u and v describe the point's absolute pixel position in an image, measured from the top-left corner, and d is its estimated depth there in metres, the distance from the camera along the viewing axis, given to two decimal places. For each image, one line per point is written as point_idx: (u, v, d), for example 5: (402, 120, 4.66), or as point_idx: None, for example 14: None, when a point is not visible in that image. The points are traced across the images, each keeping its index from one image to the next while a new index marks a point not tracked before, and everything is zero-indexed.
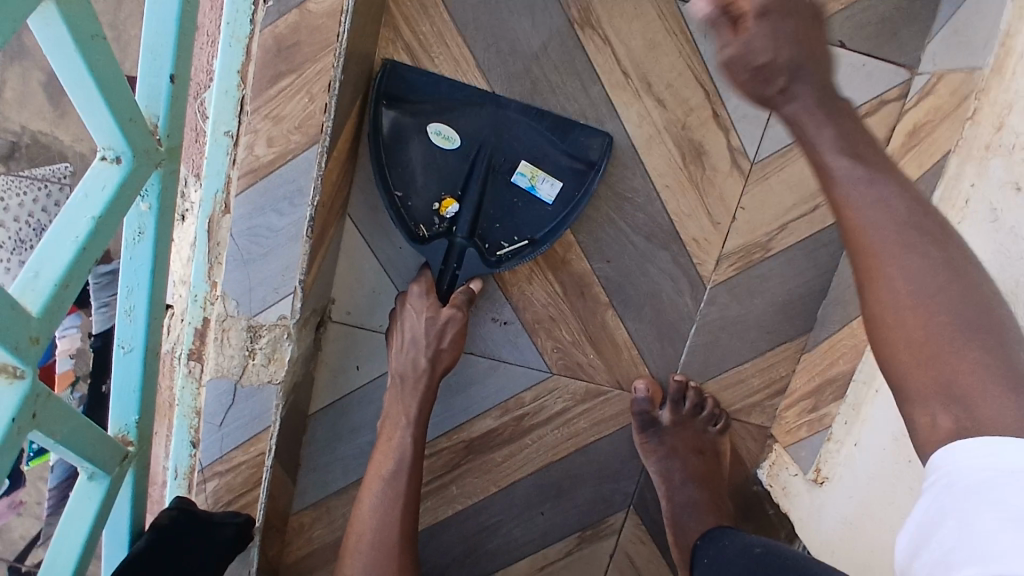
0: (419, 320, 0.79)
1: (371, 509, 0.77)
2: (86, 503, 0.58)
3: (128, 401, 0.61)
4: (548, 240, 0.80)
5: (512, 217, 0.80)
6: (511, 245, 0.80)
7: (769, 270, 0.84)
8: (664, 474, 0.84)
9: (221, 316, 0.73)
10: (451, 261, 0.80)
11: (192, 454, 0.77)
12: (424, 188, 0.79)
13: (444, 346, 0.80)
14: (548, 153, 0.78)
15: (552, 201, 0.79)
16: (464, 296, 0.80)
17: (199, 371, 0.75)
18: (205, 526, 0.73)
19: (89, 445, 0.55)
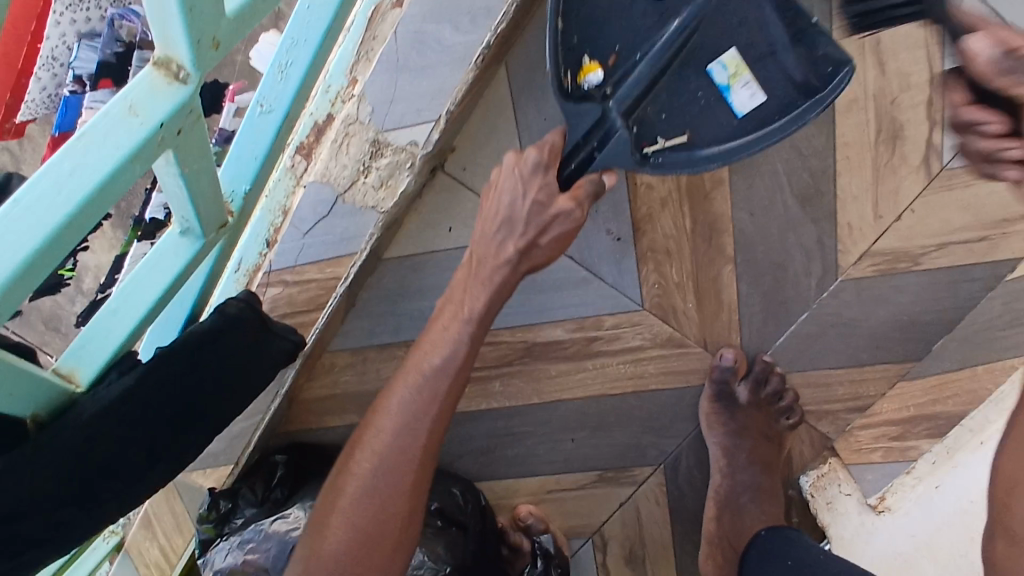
0: (521, 199, 0.63)
1: (401, 398, 0.62)
2: (171, 259, 0.50)
3: (246, 165, 0.54)
4: (719, 160, 0.65)
5: (683, 112, 0.65)
6: (667, 144, 0.65)
7: (906, 285, 0.77)
8: (727, 449, 0.81)
9: (349, 118, 0.66)
10: (592, 141, 0.64)
11: (262, 254, 0.70)
12: (597, 37, 0.64)
13: (542, 243, 0.64)
14: (768, 55, 0.63)
15: (743, 115, 0.65)
16: (592, 185, 0.63)
17: (301, 170, 0.68)
18: (260, 339, 0.61)
19: (203, 193, 0.47)
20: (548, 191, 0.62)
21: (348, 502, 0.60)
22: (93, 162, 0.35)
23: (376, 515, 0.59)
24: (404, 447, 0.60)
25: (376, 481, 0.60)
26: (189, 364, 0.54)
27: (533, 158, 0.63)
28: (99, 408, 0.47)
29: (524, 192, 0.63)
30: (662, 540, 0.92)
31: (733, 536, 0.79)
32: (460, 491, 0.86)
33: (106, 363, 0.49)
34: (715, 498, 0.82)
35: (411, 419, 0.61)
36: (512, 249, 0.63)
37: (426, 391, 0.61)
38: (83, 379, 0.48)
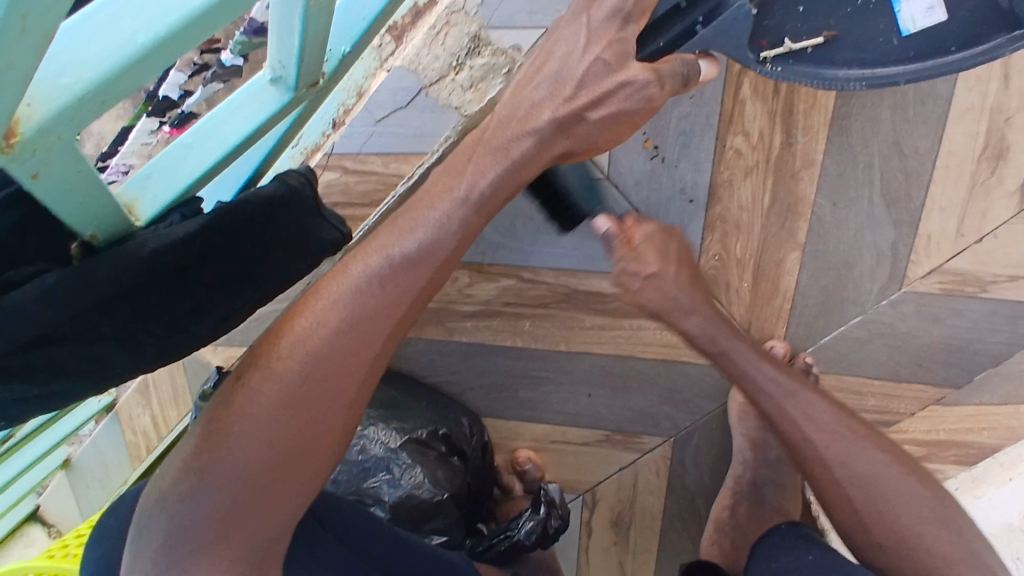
0: (579, 54, 0.50)
1: (352, 283, 0.47)
2: (255, 106, 0.48)
3: (353, 27, 0.51)
4: (863, 82, 0.56)
5: (829, 9, 0.55)
6: (795, 48, 0.55)
7: (967, 310, 0.74)
8: (755, 442, 0.80)
9: (454, 6, 0.62)
10: (699, 11, 0.52)
11: (324, 135, 0.67)
12: None
13: (592, 118, 0.51)
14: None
15: (909, 33, 0.55)
16: (681, 66, 0.51)
17: (388, 52, 0.64)
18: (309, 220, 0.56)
19: (313, 44, 0.44)
20: (618, 51, 0.50)
21: (271, 407, 0.45)
22: None
23: (309, 424, 0.46)
24: (353, 352, 0.47)
25: (311, 386, 0.46)
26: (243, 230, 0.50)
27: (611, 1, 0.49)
28: (160, 244, 0.43)
29: (584, 48, 0.50)
30: (651, 512, 0.90)
31: (746, 527, 0.79)
32: (467, 422, 0.84)
33: (169, 203, 0.45)
34: (733, 489, 0.82)
35: (368, 316, 0.47)
36: (548, 117, 0.50)
37: (392, 285, 0.48)
38: (141, 213, 0.44)
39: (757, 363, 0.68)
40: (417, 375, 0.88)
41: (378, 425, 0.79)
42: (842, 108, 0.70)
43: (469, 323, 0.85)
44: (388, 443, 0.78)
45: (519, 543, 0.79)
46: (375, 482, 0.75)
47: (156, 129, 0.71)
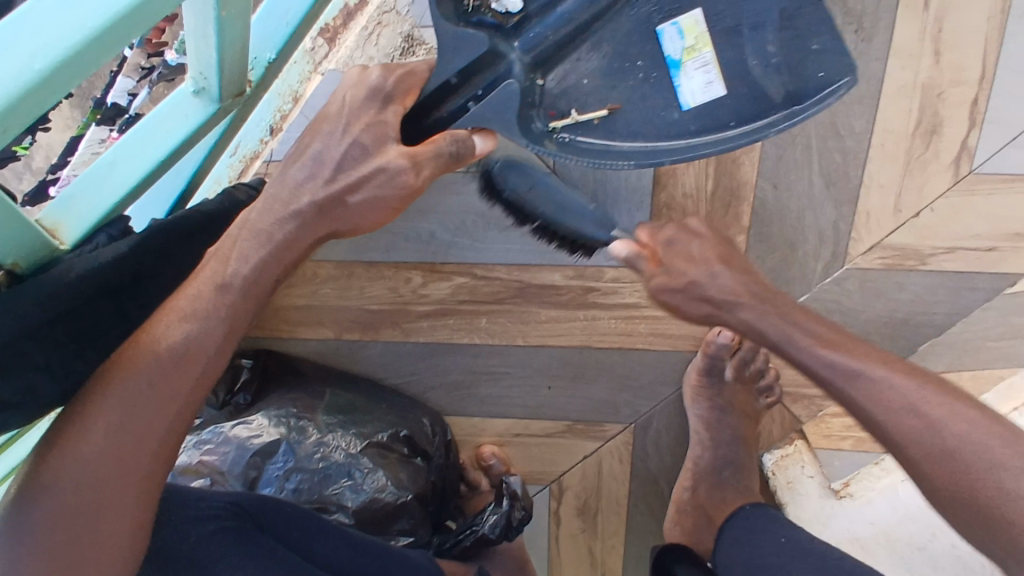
0: (337, 139, 0.52)
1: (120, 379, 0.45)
2: (178, 119, 0.46)
3: (275, 31, 0.52)
4: (633, 157, 0.61)
5: (612, 82, 0.60)
6: (577, 121, 0.60)
7: (908, 283, 0.77)
8: (708, 422, 0.81)
9: (385, 6, 0.61)
10: (476, 85, 0.57)
11: (262, 141, 0.65)
12: None
13: (352, 202, 0.53)
14: (737, 37, 0.59)
15: (688, 105, 0.61)
16: (447, 142, 0.53)
17: (321, 56, 0.63)
18: None
19: (233, 53, 0.43)
20: (376, 134, 0.53)
21: (35, 526, 0.43)
22: None
23: (87, 529, 0.43)
24: (126, 454, 0.45)
25: (83, 494, 0.44)
26: (164, 248, 0.49)
27: (373, 81, 0.54)
28: (86, 268, 0.43)
29: (344, 131, 0.53)
30: (617, 498, 0.91)
31: (708, 507, 0.81)
32: (429, 423, 0.84)
33: (95, 224, 0.45)
34: (694, 470, 0.83)
35: (140, 415, 0.45)
36: (308, 201, 0.52)
37: (159, 383, 0.46)
38: (66, 237, 0.44)
39: (809, 345, 0.57)
40: (376, 378, 0.88)
41: (339, 431, 0.78)
42: None
43: (426, 323, 0.85)
44: (348, 449, 0.77)
45: (484, 537, 0.80)
46: (337, 488, 0.74)
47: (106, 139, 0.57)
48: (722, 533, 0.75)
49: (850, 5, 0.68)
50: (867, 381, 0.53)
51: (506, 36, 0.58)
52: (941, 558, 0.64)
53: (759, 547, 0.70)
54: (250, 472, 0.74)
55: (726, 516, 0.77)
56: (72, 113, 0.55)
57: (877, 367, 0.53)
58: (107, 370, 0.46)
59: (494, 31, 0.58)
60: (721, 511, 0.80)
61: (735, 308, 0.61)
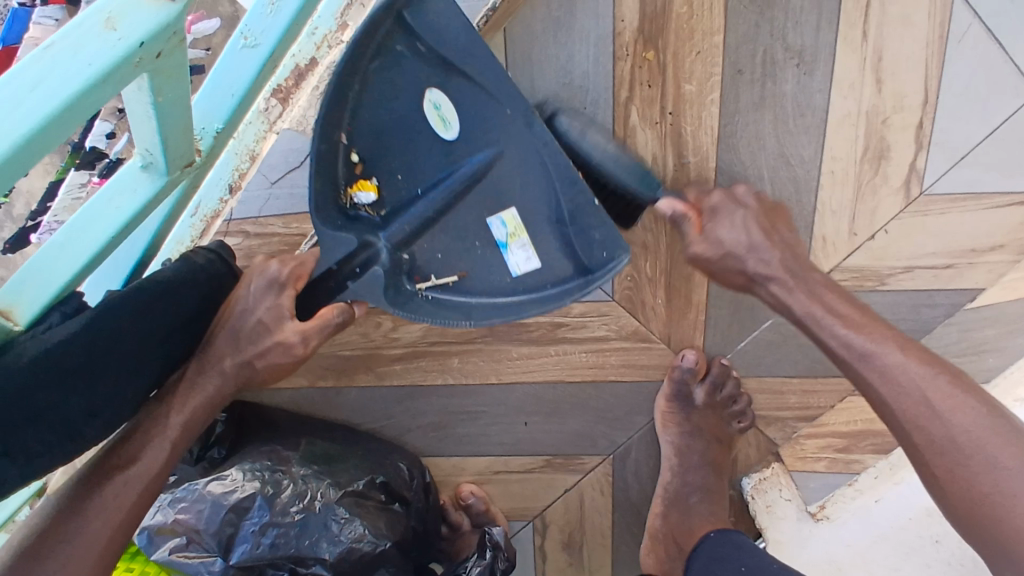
0: (252, 313, 0.58)
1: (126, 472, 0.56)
2: (126, 194, 0.47)
3: (220, 103, 0.55)
4: (471, 319, 0.62)
5: (459, 252, 0.63)
6: (437, 283, 0.63)
7: (869, 303, 0.77)
8: (679, 449, 0.82)
9: (332, 65, 0.63)
10: (350, 267, 0.60)
11: (222, 200, 0.67)
12: (389, 163, 0.62)
13: (260, 365, 0.59)
14: (544, 225, 0.61)
15: (517, 275, 0.63)
16: (334, 315, 0.58)
17: (275, 115, 0.65)
18: (212, 283, 0.58)
19: (177, 130, 0.44)
20: (274, 315, 0.58)
21: None
22: (59, 73, 0.31)
23: None
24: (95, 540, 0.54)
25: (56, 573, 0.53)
26: (120, 318, 0.50)
27: (270, 273, 0.58)
28: (38, 349, 0.44)
29: (256, 302, 0.58)
30: (601, 529, 0.91)
31: (677, 532, 0.80)
32: (406, 466, 0.84)
33: (48, 303, 0.46)
34: (663, 497, 0.83)
35: (80, 543, 0.54)
36: (229, 362, 0.58)
37: (100, 514, 0.55)
38: (21, 317, 0.45)
39: (832, 325, 0.56)
40: (352, 424, 0.88)
41: (315, 480, 0.78)
42: (728, 125, 0.73)
43: (399, 365, 0.85)
44: (326, 497, 0.76)
45: None
46: (314, 538, 0.74)
47: (84, 183, 0.64)
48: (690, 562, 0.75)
49: (789, 40, 0.70)
50: (880, 365, 0.53)
51: (376, 228, 0.62)
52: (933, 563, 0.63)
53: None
54: (225, 528, 0.74)
55: (694, 545, 0.77)
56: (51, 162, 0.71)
57: (891, 352, 0.53)
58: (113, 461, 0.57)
59: (365, 222, 0.61)
60: (689, 539, 0.79)
61: (768, 284, 0.61)
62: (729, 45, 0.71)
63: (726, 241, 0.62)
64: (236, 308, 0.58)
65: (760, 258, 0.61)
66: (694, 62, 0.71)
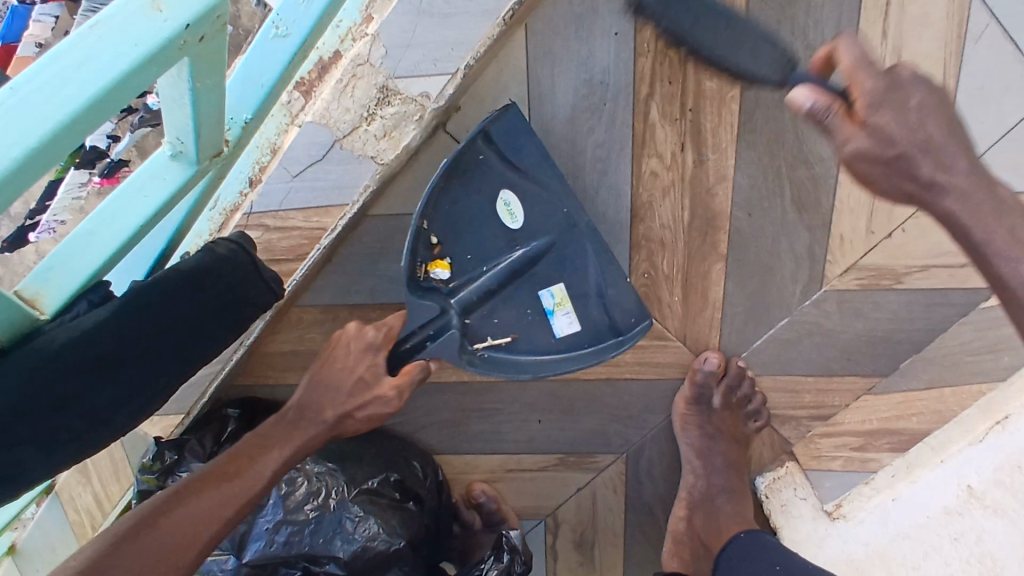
0: (352, 368, 0.68)
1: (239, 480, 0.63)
2: (157, 183, 0.47)
3: (252, 94, 0.54)
4: (531, 371, 0.72)
5: (512, 320, 0.72)
6: (494, 343, 0.71)
7: (885, 301, 0.78)
8: (700, 451, 0.82)
9: (359, 58, 0.68)
10: (427, 331, 0.69)
11: (242, 194, 0.69)
12: (462, 246, 0.70)
13: (358, 415, 0.69)
14: (588, 298, 0.73)
15: (560, 336, 0.73)
16: (418, 371, 0.68)
17: (298, 108, 0.69)
18: (242, 277, 0.57)
19: (209, 117, 0.44)
20: (373, 371, 0.68)
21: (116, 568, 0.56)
22: (105, 54, 0.31)
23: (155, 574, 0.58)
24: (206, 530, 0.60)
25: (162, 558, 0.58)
26: (144, 307, 0.49)
27: (369, 338, 0.68)
28: (68, 338, 0.44)
29: (354, 363, 0.68)
30: (613, 528, 0.91)
31: (703, 535, 0.80)
32: (419, 465, 0.83)
33: (76, 292, 0.46)
34: (688, 498, 0.83)
35: (176, 536, 0.59)
36: (331, 415, 0.69)
37: (196, 514, 0.60)
38: (47, 306, 0.45)
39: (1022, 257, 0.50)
40: None
41: (330, 476, 0.77)
42: (746, 123, 0.73)
43: None
44: (339, 495, 0.76)
45: None
46: (328, 537, 0.74)
47: (86, 182, 0.61)
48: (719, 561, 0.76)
49: (809, 38, 0.70)
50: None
51: (445, 295, 0.70)
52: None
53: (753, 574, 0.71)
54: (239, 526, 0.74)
55: (723, 543, 0.78)
56: None
57: None
58: (231, 466, 0.64)
59: (437, 293, 0.70)
60: (717, 540, 0.79)
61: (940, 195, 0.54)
62: None
63: (893, 133, 0.54)
64: (342, 359, 0.69)
65: (937, 159, 0.54)
66: (714, 60, 0.71)
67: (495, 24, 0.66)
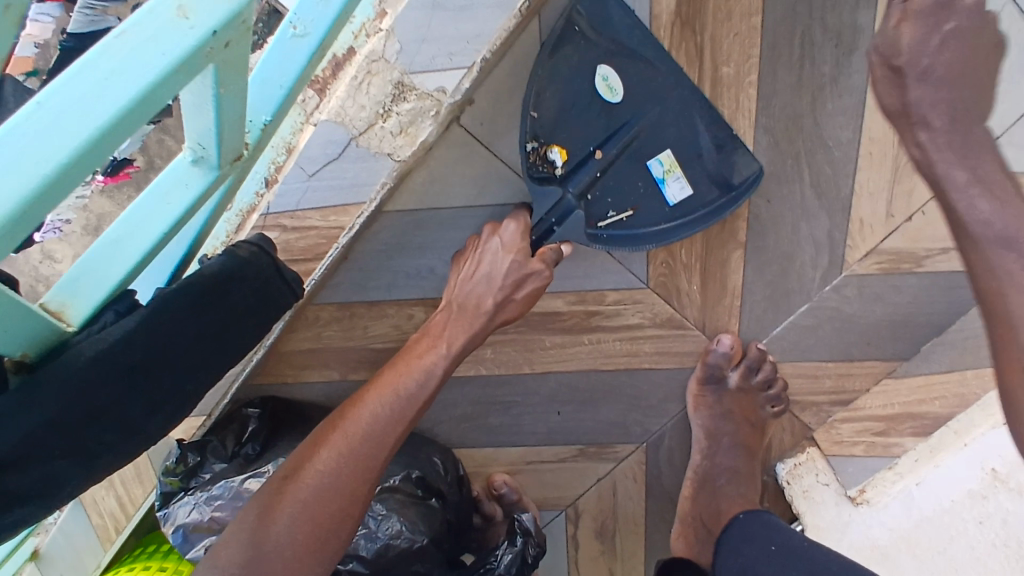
0: (501, 259, 0.70)
1: (411, 376, 0.67)
2: (179, 190, 0.46)
3: (268, 96, 0.53)
4: (651, 241, 0.72)
5: (628, 190, 0.71)
6: (616, 219, 0.71)
7: (905, 285, 0.77)
8: (710, 431, 0.83)
9: (373, 55, 0.68)
10: (552, 215, 0.71)
11: (259, 194, 0.70)
12: (570, 129, 0.70)
13: (519, 296, 0.71)
14: (701, 156, 0.69)
15: (674, 204, 0.71)
16: (552, 253, 0.70)
17: (313, 106, 0.69)
18: (262, 280, 0.56)
19: (231, 120, 0.43)
20: (521, 251, 0.70)
21: (326, 471, 0.60)
22: (132, 65, 0.30)
23: (361, 467, 0.61)
24: (393, 422, 0.64)
25: (362, 451, 0.62)
26: (169, 316, 0.49)
27: (511, 230, 0.71)
28: (97, 350, 0.44)
29: (503, 254, 0.70)
30: (634, 516, 0.91)
31: (705, 516, 0.82)
32: (440, 460, 0.83)
33: (103, 302, 0.46)
34: (692, 480, 0.84)
35: (370, 440, 0.63)
36: (490, 303, 0.70)
37: (379, 415, 0.64)
38: (73, 318, 0.44)
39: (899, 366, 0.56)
40: None
41: None
42: (764, 109, 0.72)
43: None
44: None
45: None
46: (352, 537, 0.74)
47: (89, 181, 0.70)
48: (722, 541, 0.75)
49: (828, 20, 0.69)
50: None
51: (562, 180, 0.71)
52: (962, 561, 0.63)
53: (752, 555, 0.71)
54: None
55: (723, 526, 0.78)
56: None
57: None
58: (404, 364, 0.68)
59: (553, 181, 0.71)
60: (717, 520, 0.81)
61: None
62: (766, 26, 0.70)
63: None
64: (490, 253, 0.70)
65: None
66: (731, 44, 0.70)
67: (512, 16, 0.66)
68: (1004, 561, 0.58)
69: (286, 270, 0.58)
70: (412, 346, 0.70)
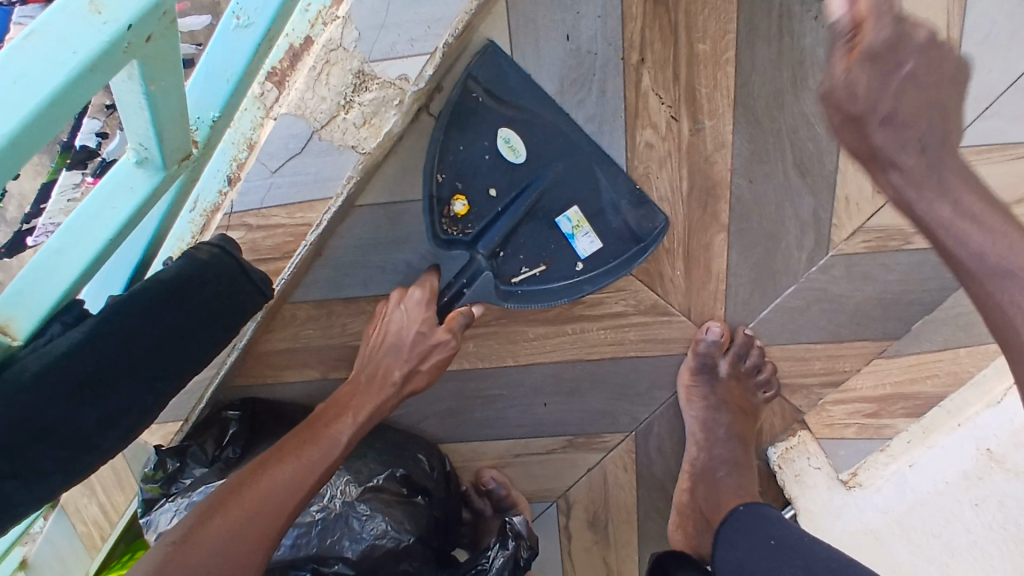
0: (408, 327, 0.72)
1: (325, 440, 0.66)
2: (124, 194, 0.44)
3: (216, 90, 0.51)
4: (565, 296, 0.72)
5: (540, 247, 0.71)
6: (529, 274, 0.71)
7: (895, 263, 0.75)
8: (704, 423, 0.81)
9: (331, 45, 0.66)
10: (463, 278, 0.72)
11: (221, 192, 0.68)
12: (476, 189, 0.70)
13: (424, 366, 0.72)
14: (604, 211, 0.71)
15: (584, 258, 0.71)
16: (460, 319, 0.72)
17: (271, 100, 0.67)
18: (225, 284, 0.54)
19: (169, 120, 0.41)
20: (427, 321, 0.72)
21: (221, 530, 0.58)
22: (42, 66, 0.28)
23: (257, 529, 0.59)
24: (295, 488, 0.62)
25: (257, 520, 0.59)
26: (120, 326, 0.47)
27: (417, 298, 0.72)
28: (41, 364, 0.43)
29: (409, 322, 0.72)
30: (626, 506, 0.89)
31: (706, 508, 0.79)
32: (425, 457, 0.82)
33: (49, 314, 0.44)
34: (690, 471, 0.82)
35: (270, 506, 0.60)
36: (398, 374, 0.71)
37: (283, 480, 0.62)
38: (19, 331, 0.43)
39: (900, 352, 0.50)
40: None
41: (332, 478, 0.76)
42: (743, 87, 0.70)
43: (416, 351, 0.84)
44: (346, 495, 0.75)
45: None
46: (337, 539, 0.73)
47: (77, 183, 0.69)
48: (716, 534, 0.74)
49: None
50: None
51: (469, 243, 0.71)
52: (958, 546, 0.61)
53: (750, 548, 0.69)
54: None
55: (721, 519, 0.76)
56: (41, 160, 0.72)
57: None
58: (312, 429, 0.66)
59: (461, 243, 0.71)
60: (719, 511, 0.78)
61: None
62: (741, 1, 0.68)
63: None
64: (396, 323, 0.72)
65: None
66: (706, 20, 0.68)
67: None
68: (1000, 544, 0.57)
69: (255, 271, 0.56)
70: (322, 411, 0.69)
